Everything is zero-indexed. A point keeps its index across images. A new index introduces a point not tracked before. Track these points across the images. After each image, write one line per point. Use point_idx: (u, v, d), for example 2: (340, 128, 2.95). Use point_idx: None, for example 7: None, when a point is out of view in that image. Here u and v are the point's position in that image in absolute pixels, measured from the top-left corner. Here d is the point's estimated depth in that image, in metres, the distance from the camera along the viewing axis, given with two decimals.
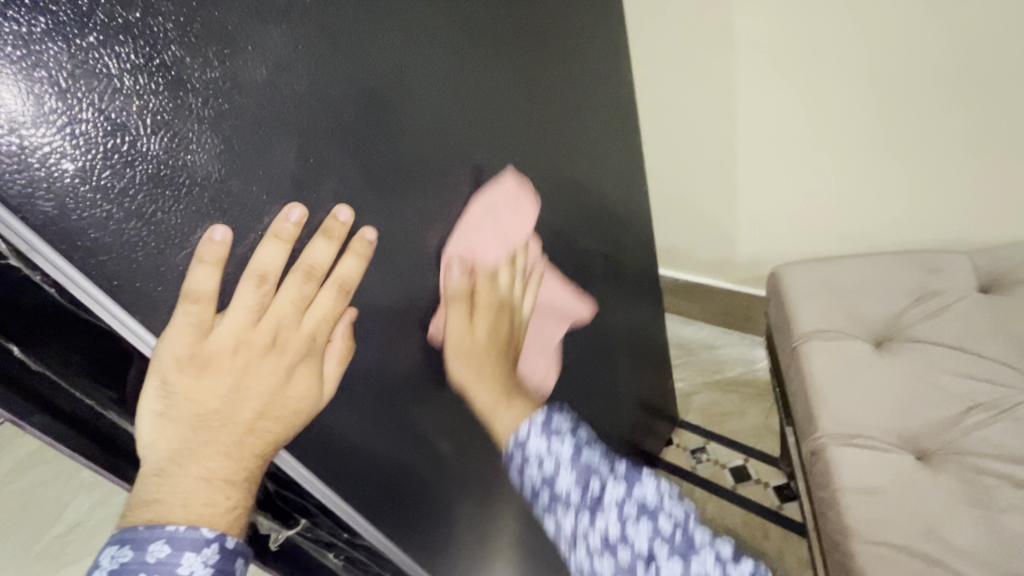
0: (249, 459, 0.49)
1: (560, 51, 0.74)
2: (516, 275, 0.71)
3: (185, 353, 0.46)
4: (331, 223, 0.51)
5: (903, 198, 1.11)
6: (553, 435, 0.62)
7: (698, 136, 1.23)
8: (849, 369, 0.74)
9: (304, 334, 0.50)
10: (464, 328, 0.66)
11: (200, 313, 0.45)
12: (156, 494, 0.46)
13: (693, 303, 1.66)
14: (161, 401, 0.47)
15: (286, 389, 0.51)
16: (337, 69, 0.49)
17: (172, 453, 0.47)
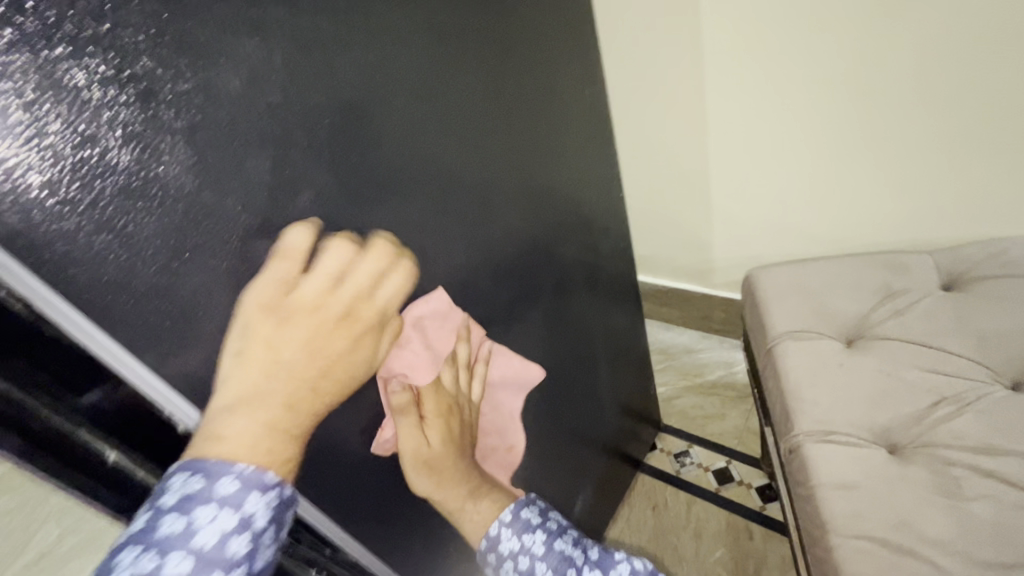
0: (309, 417, 0.51)
1: (533, 62, 0.75)
2: (461, 372, 0.70)
3: (272, 303, 0.49)
4: (378, 245, 0.57)
5: (869, 201, 1.15)
6: (524, 530, 0.69)
7: (671, 144, 1.27)
8: (822, 368, 0.76)
9: (371, 310, 0.55)
10: (417, 441, 0.67)
11: (290, 268, 0.50)
12: (222, 433, 0.46)
13: (672, 308, 1.68)
14: (240, 340, 0.48)
15: (351, 354, 0.54)
16: (312, 80, 0.49)
17: (242, 396, 0.47)
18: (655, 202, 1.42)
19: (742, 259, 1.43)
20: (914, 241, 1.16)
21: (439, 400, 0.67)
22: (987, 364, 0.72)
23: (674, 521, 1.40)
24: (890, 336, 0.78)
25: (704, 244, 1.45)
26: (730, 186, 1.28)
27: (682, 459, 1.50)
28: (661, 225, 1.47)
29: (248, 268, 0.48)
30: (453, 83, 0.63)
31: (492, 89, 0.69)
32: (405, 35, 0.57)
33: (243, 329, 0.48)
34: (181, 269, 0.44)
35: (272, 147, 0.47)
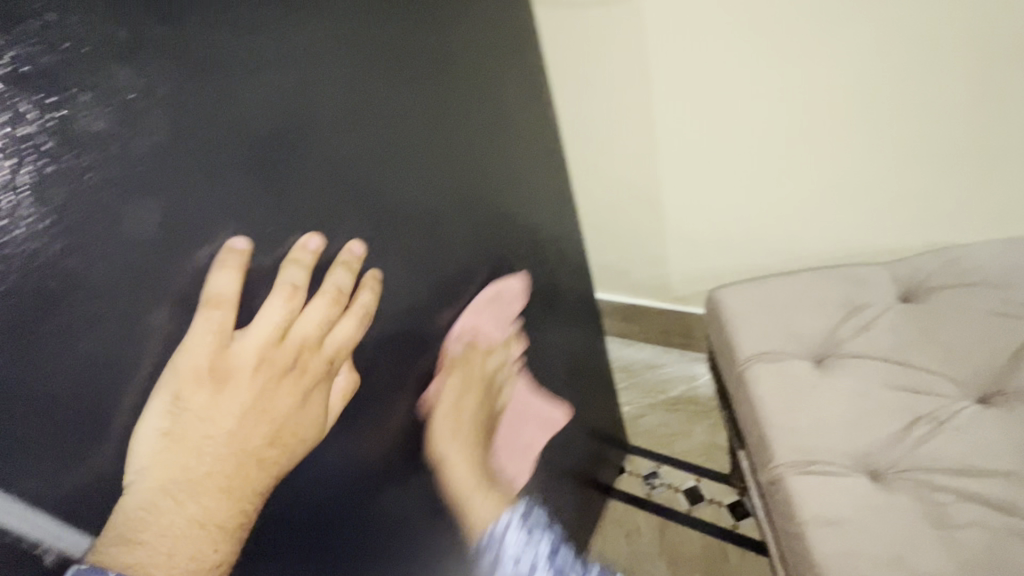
0: (248, 500, 0.45)
1: (476, 83, 0.70)
2: (503, 363, 0.82)
3: (204, 364, 0.43)
4: (303, 250, 0.49)
5: (815, 211, 1.16)
6: (530, 532, 0.65)
7: (621, 161, 1.24)
8: (795, 392, 0.73)
9: (322, 358, 0.51)
10: (453, 401, 0.71)
11: (221, 322, 0.43)
12: (139, 535, 0.39)
13: (632, 324, 1.66)
14: (166, 420, 0.41)
15: (301, 413, 0.49)
16: (211, 112, 0.41)
17: (167, 484, 0.41)
18: (608, 219, 1.39)
19: (697, 273, 1.42)
20: (861, 250, 1.18)
21: (485, 370, 0.78)
22: (954, 378, 0.71)
23: (649, 548, 1.36)
24: (858, 353, 0.76)
25: (659, 259, 1.43)
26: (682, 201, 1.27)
27: (653, 480, 1.46)
28: (616, 242, 1.44)
29: (140, 344, 0.39)
30: (387, 109, 0.57)
31: (432, 114, 0.63)
32: (327, 58, 0.49)
33: (167, 398, 0.41)
34: (40, 357, 0.35)
35: (162, 196, 0.39)
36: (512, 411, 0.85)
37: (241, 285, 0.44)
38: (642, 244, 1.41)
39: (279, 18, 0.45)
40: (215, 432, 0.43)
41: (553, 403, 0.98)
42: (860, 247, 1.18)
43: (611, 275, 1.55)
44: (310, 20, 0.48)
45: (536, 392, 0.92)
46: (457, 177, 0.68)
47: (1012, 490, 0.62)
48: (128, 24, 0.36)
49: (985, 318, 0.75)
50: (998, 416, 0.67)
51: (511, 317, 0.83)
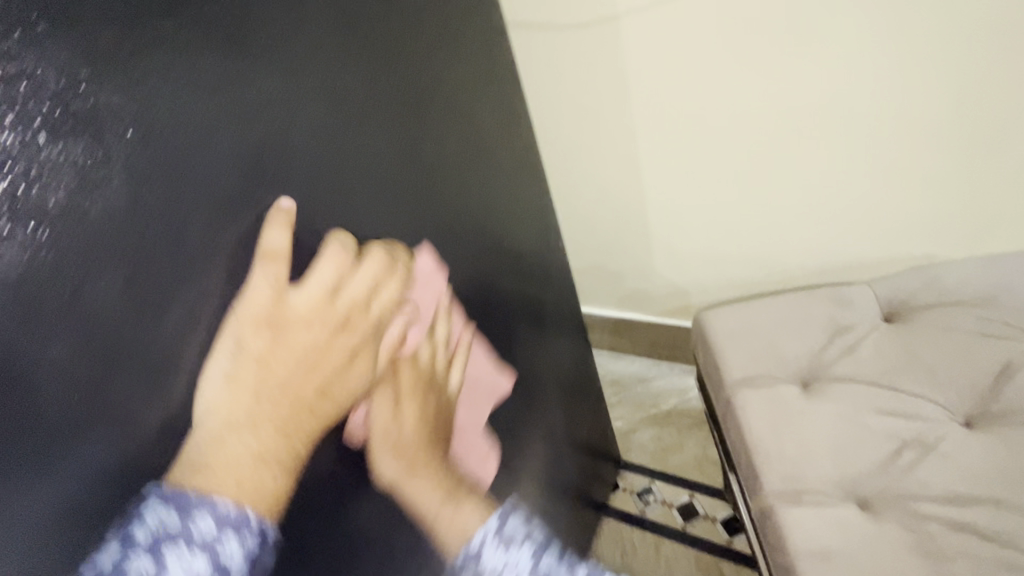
0: (299, 441, 0.50)
1: (456, 115, 0.69)
2: (437, 347, 0.68)
3: (266, 317, 0.47)
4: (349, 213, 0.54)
5: (798, 225, 1.17)
6: (508, 545, 0.60)
7: (605, 178, 1.24)
8: (783, 418, 0.74)
9: (368, 318, 0.56)
10: (387, 421, 0.60)
11: (278, 275, 0.48)
12: (206, 463, 0.43)
13: (621, 337, 1.65)
14: (230, 360, 0.45)
15: (348, 367, 0.54)
16: (176, 176, 0.40)
17: (232, 420, 0.45)
18: (595, 235, 1.39)
19: (684, 287, 1.42)
20: (844, 263, 1.19)
21: (422, 369, 0.65)
22: (939, 402, 0.72)
23: (645, 566, 1.35)
24: (844, 376, 0.76)
25: (646, 274, 1.43)
26: (667, 217, 1.27)
27: (647, 497, 1.45)
28: (603, 258, 1.44)
29: (109, 416, 0.38)
30: (365, 154, 0.56)
31: (412, 152, 0.62)
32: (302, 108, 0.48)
33: (235, 342, 0.45)
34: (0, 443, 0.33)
35: (129, 265, 0.38)
36: (463, 391, 0.75)
37: (292, 242, 0.49)
38: (629, 259, 1.41)
39: (248, 73, 0.44)
40: (274, 376, 0.47)
41: (500, 369, 0.84)
42: (843, 259, 1.19)
43: (599, 290, 1.55)
44: (281, 70, 0.46)
45: (484, 355, 0.80)
46: (440, 213, 0.67)
47: (999, 518, 0.62)
48: (87, 96, 0.36)
49: (968, 339, 0.75)
50: (983, 441, 0.67)
51: (431, 306, 0.66)
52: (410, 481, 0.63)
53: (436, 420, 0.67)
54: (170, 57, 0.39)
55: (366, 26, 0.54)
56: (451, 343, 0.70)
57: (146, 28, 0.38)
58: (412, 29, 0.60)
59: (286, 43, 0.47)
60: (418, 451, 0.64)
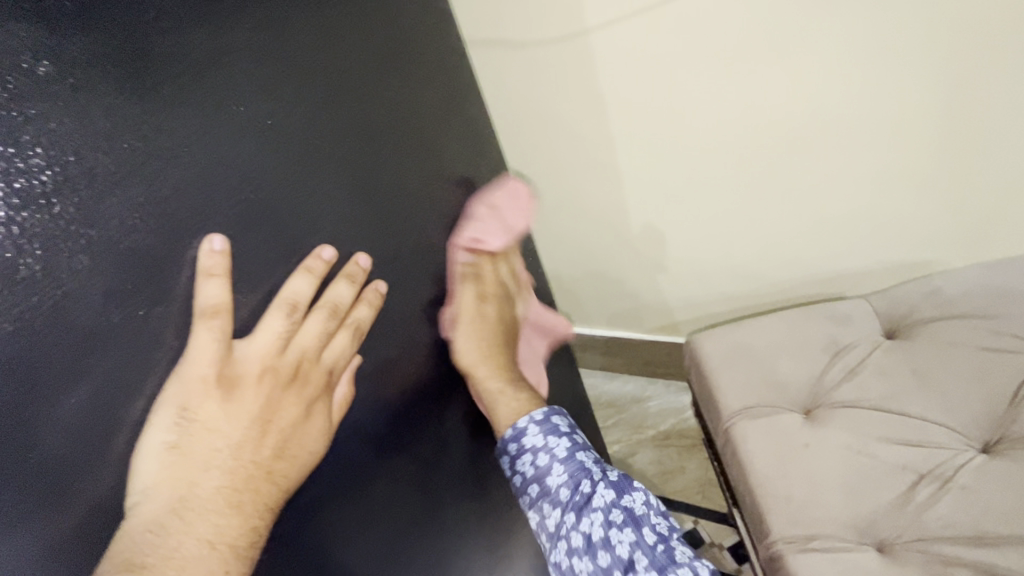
0: (255, 516, 0.45)
1: (419, 147, 0.63)
2: (514, 270, 0.77)
3: (212, 376, 0.44)
4: (314, 261, 0.50)
5: (789, 236, 1.13)
6: (551, 433, 0.69)
7: (586, 196, 1.20)
8: (785, 451, 0.69)
9: (323, 369, 0.52)
10: (474, 312, 0.71)
11: (221, 328, 0.43)
12: (143, 560, 0.39)
13: (614, 356, 1.60)
14: (173, 431, 0.42)
15: (306, 425, 0.50)
16: (66, 240, 0.35)
17: (176, 501, 0.41)
18: (580, 254, 1.34)
19: (676, 302, 1.36)
20: (839, 272, 1.15)
21: (498, 279, 0.74)
22: (953, 427, 0.67)
23: None
24: (850, 401, 0.71)
25: (635, 292, 1.39)
26: (652, 233, 1.22)
27: None
28: (590, 277, 1.40)
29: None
30: (312, 197, 0.50)
31: (368, 191, 0.56)
32: (224, 151, 0.43)
33: (179, 410, 0.42)
34: None
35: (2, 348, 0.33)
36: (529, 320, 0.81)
37: (230, 292, 0.44)
38: (616, 277, 1.36)
39: (153, 116, 0.38)
40: (220, 444, 0.45)
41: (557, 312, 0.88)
42: (838, 266, 1.14)
43: (588, 309, 1.50)
44: (197, 112, 0.41)
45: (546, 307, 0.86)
46: (405, 249, 0.62)
47: None
48: None
49: (979, 356, 0.70)
50: (1005, 470, 0.62)
51: (512, 217, 0.76)
52: (481, 370, 0.71)
53: (508, 331, 0.75)
54: (45, 106, 0.34)
55: (309, 58, 0.49)
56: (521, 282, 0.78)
57: (14, 76, 0.33)
58: (363, 57, 0.55)
59: (203, 82, 0.41)
60: (491, 337, 0.72)
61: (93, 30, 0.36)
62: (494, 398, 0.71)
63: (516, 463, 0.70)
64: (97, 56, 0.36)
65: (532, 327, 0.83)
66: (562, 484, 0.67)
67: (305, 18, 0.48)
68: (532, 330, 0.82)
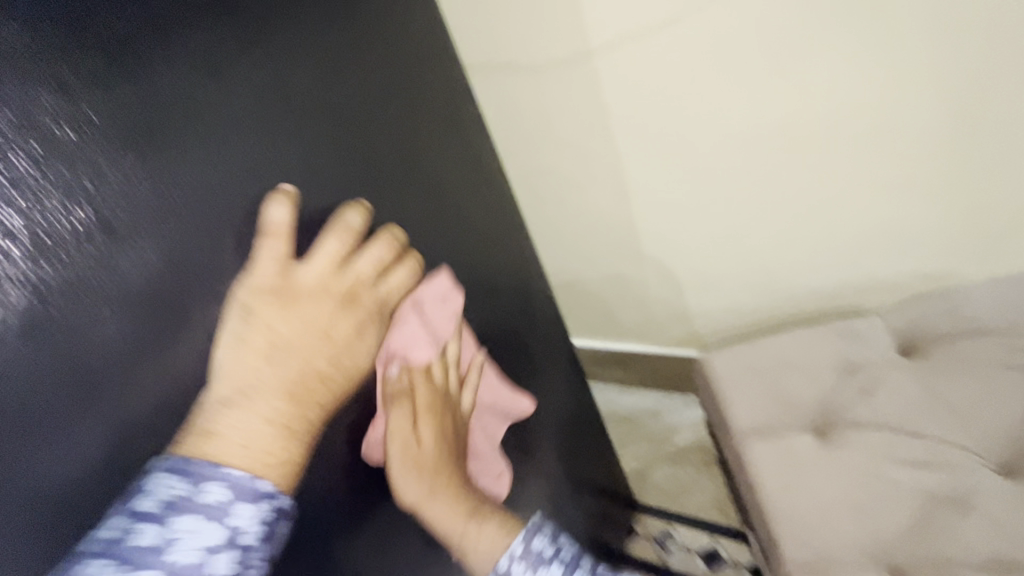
0: (310, 408, 0.47)
1: (425, 179, 0.65)
2: (453, 366, 0.66)
3: (274, 283, 0.47)
4: (360, 207, 0.55)
5: (801, 249, 1.11)
6: (541, 566, 0.58)
7: (594, 213, 1.20)
8: (796, 473, 0.69)
9: (377, 294, 0.54)
10: (406, 434, 0.60)
11: (285, 247, 0.47)
12: (215, 427, 0.43)
13: (628, 369, 1.58)
14: (237, 324, 0.45)
15: (358, 342, 0.52)
16: (88, 292, 0.38)
17: (241, 385, 0.44)
18: (591, 268, 1.34)
19: (689, 316, 1.35)
20: (854, 283, 1.14)
21: (432, 390, 0.63)
22: (968, 449, 0.67)
23: None
24: (862, 421, 0.71)
25: (647, 306, 1.38)
26: (663, 248, 1.22)
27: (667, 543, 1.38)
28: (602, 291, 1.39)
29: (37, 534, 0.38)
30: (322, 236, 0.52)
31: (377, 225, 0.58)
32: (234, 201, 0.45)
33: (245, 306, 0.46)
34: None
35: (29, 393, 0.37)
36: (473, 416, 0.71)
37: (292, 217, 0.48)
38: (628, 291, 1.36)
39: (167, 174, 0.41)
40: (282, 339, 0.46)
41: (517, 390, 0.79)
42: (852, 278, 1.13)
43: (601, 322, 1.49)
44: (208, 167, 0.44)
45: (501, 381, 0.77)
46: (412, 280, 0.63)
47: None
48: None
49: (997, 376, 0.69)
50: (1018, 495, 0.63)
51: (445, 324, 0.64)
52: (432, 502, 0.60)
53: (453, 442, 0.64)
54: (66, 171, 0.37)
55: (315, 104, 0.51)
56: (462, 366, 0.68)
57: (40, 147, 0.36)
58: (368, 98, 0.57)
59: (213, 138, 0.44)
60: (433, 449, 0.61)
61: (110, 99, 0.38)
62: (458, 538, 0.59)
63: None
64: (114, 122, 0.39)
65: (479, 419, 0.73)
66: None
67: (311, 67, 0.51)
68: (484, 413, 0.74)
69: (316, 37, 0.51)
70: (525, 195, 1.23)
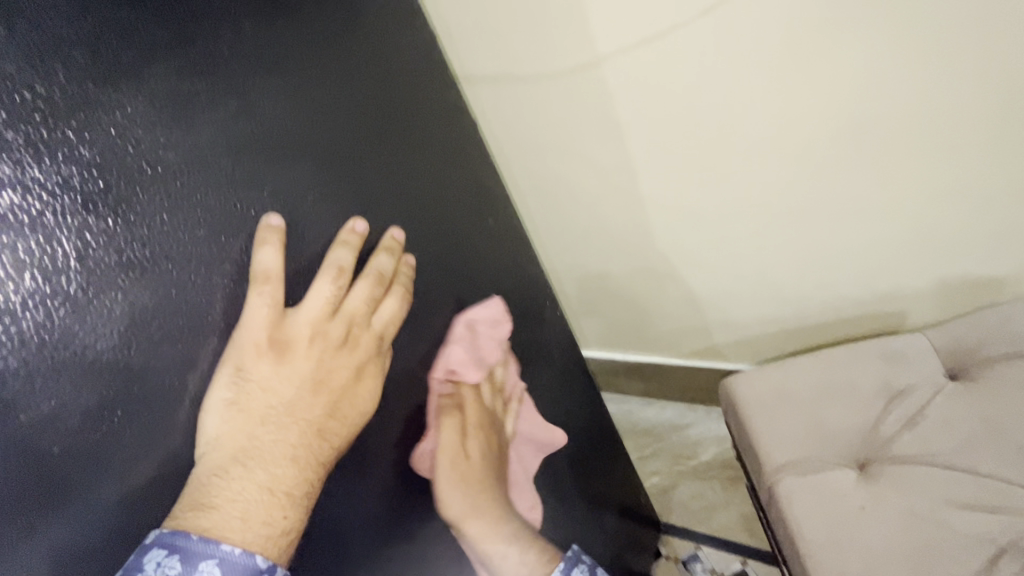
0: (311, 469, 0.47)
1: (421, 210, 0.61)
2: (500, 391, 0.70)
3: (265, 338, 0.46)
4: (347, 235, 0.52)
5: (831, 257, 1.04)
6: None
7: (610, 224, 1.15)
8: (838, 514, 0.64)
9: (373, 333, 0.53)
10: (455, 450, 0.63)
11: (273, 295, 0.45)
12: (212, 500, 0.42)
13: (649, 382, 1.52)
14: (230, 387, 0.45)
15: (356, 388, 0.51)
16: (45, 364, 0.35)
17: (237, 451, 0.44)
18: (608, 279, 1.29)
19: (713, 327, 1.29)
20: (890, 290, 1.07)
21: (482, 409, 0.66)
22: None
23: None
24: (909, 456, 0.66)
25: (668, 318, 1.32)
26: (682, 259, 1.16)
27: (695, 567, 1.31)
28: (620, 302, 1.33)
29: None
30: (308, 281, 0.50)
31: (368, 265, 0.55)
32: (205, 248, 0.42)
33: (237, 366, 0.45)
34: None
35: None
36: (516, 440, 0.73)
37: (284, 261, 0.46)
38: (647, 303, 1.30)
39: (128, 227, 0.38)
40: (276, 402, 0.46)
41: (554, 420, 0.81)
42: (886, 285, 1.06)
43: (620, 334, 1.43)
44: (173, 216, 0.40)
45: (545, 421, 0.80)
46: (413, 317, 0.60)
47: None
48: None
49: None
50: None
51: (494, 345, 0.69)
52: (473, 521, 0.62)
53: (498, 460, 0.66)
54: (10, 239, 0.33)
55: (296, 143, 0.48)
56: (507, 394, 0.71)
57: None
58: (355, 129, 0.53)
59: (178, 185, 0.40)
60: (472, 475, 0.63)
61: (58, 155, 0.35)
62: (490, 561, 0.62)
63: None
64: (64, 177, 0.35)
65: (521, 446, 0.74)
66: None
67: (292, 103, 0.47)
68: (524, 443, 0.75)
69: (296, 68, 0.47)
70: (537, 205, 1.17)
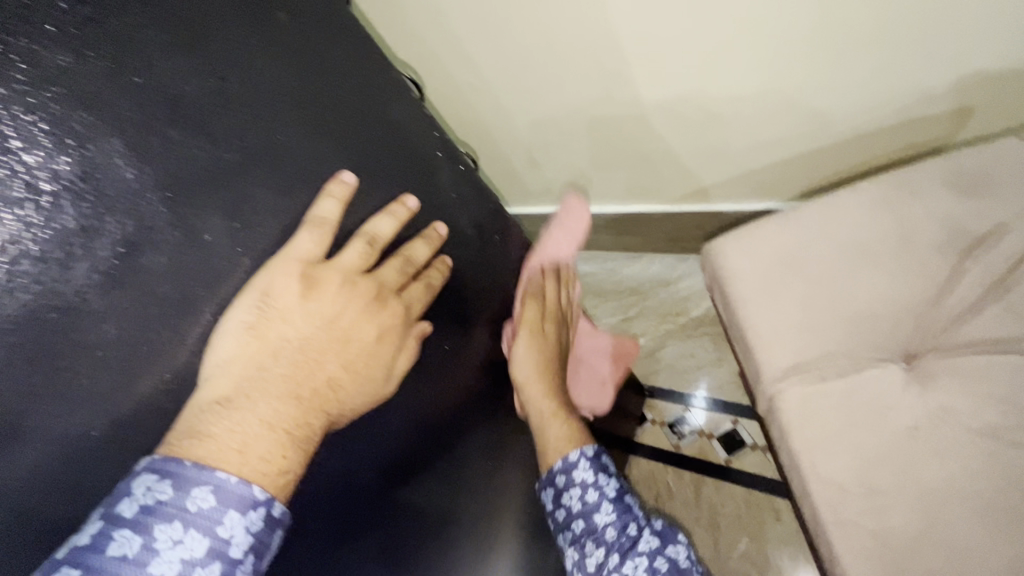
0: (315, 415, 0.42)
1: (238, 72, 0.39)
2: (572, 298, 0.71)
3: (300, 270, 0.42)
4: (337, 186, 0.44)
5: (872, 46, 0.72)
6: (601, 471, 0.56)
7: (549, 30, 0.79)
8: (873, 434, 0.52)
9: (402, 303, 0.49)
10: (534, 329, 0.63)
11: (322, 237, 0.43)
12: (209, 428, 0.37)
13: (633, 236, 1.28)
14: (255, 312, 0.41)
15: (375, 352, 0.46)
16: None
17: (242, 382, 0.39)
18: (563, 108, 0.95)
19: (705, 161, 1.00)
20: (955, 87, 0.75)
21: (559, 300, 0.68)
22: None
23: (685, 512, 1.15)
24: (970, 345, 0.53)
25: (650, 154, 1.02)
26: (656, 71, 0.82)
27: (683, 429, 1.21)
28: (584, 140, 1.02)
29: None
30: None
31: (70, 140, 0.32)
32: None
33: (265, 298, 0.41)
34: None
35: None
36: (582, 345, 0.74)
37: (341, 214, 0.44)
38: (617, 138, 0.99)
39: None
40: (294, 337, 0.42)
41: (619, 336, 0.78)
42: (960, 76, 0.73)
43: (591, 178, 1.13)
44: None
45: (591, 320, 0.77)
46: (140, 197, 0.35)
47: None
48: None
49: None
50: None
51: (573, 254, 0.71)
52: (535, 385, 0.62)
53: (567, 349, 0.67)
54: None
55: None
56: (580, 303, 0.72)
57: None
58: None
59: None
60: (546, 354, 0.63)
61: None
62: (540, 426, 0.59)
63: (561, 497, 0.56)
64: None
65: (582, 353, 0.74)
66: (611, 524, 0.55)
67: None
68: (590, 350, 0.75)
69: None
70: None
